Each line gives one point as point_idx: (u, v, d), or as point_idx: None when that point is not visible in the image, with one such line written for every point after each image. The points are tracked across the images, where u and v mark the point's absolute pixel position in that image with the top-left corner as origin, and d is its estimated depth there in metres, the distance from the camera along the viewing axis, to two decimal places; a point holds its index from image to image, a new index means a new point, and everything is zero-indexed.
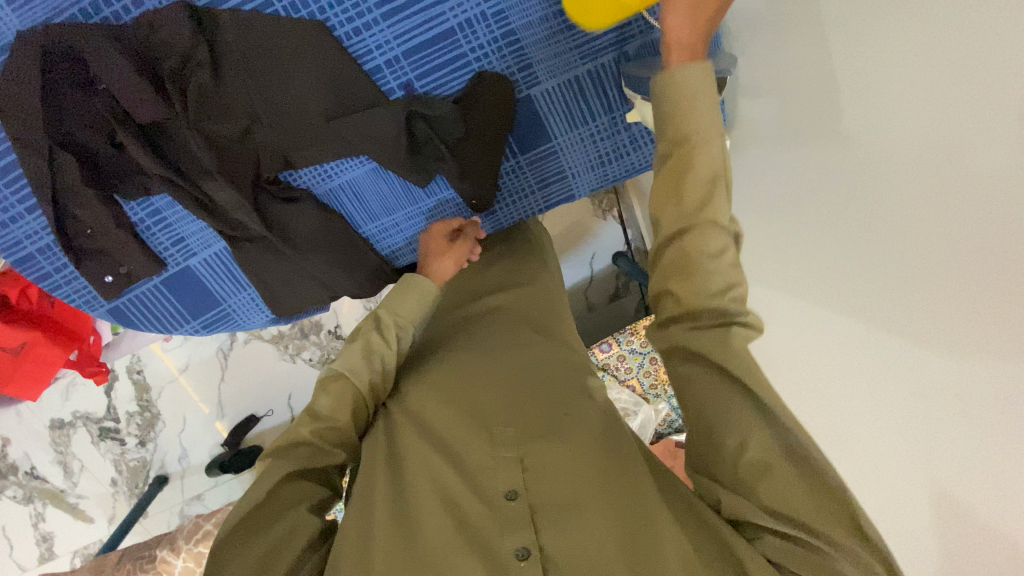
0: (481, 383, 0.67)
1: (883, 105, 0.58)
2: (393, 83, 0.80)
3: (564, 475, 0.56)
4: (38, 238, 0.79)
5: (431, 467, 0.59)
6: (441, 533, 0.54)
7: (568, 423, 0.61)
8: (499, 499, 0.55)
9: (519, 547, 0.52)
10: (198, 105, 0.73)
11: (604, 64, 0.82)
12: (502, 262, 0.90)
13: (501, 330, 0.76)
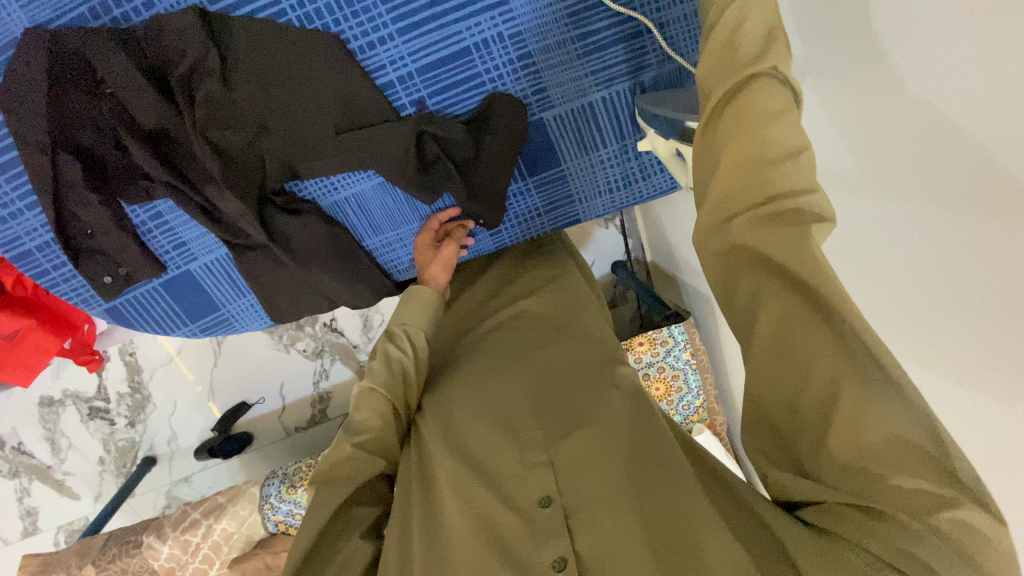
0: (509, 395, 0.72)
1: None
2: (405, 99, 0.79)
3: (591, 481, 0.60)
4: (38, 235, 0.79)
5: (463, 483, 0.64)
6: (473, 544, 0.59)
7: (592, 421, 0.65)
8: (533, 508, 0.60)
9: (555, 558, 0.56)
10: (206, 113, 0.72)
11: (619, 91, 0.81)
12: (522, 276, 0.95)
13: (519, 346, 0.79)
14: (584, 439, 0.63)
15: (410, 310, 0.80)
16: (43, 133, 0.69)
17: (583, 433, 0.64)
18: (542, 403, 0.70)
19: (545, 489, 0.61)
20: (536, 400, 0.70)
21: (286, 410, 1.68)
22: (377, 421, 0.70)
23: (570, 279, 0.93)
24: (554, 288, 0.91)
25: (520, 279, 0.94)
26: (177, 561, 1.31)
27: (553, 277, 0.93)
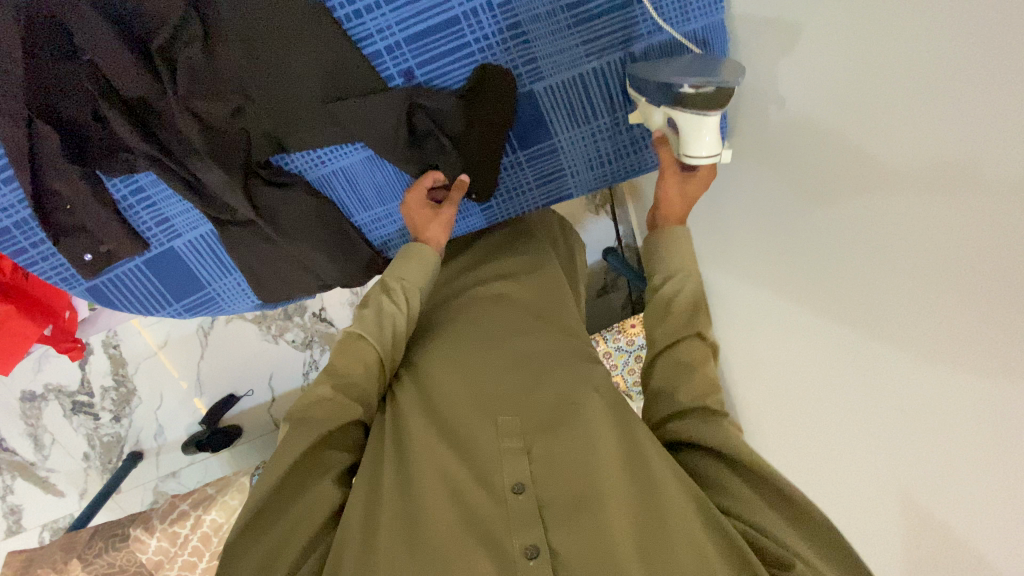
0: (488, 375, 0.71)
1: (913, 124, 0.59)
2: (393, 70, 0.77)
3: (569, 473, 0.62)
4: (15, 212, 0.76)
5: (440, 462, 0.63)
6: (449, 528, 0.59)
7: (574, 416, 0.66)
8: (507, 494, 0.60)
9: (528, 547, 0.57)
10: (189, 82, 0.70)
11: (611, 61, 0.81)
12: (501, 254, 0.93)
13: (499, 324, 0.78)
14: (568, 432, 0.64)
15: (409, 266, 0.78)
16: (21, 103, 0.67)
17: (566, 429, 0.65)
18: (521, 385, 0.69)
19: (520, 476, 0.61)
20: (521, 379, 0.70)
21: (275, 402, 1.64)
22: (360, 365, 0.70)
23: (548, 265, 0.92)
24: (535, 272, 0.89)
25: (499, 259, 0.92)
26: (165, 553, 1.29)
27: (531, 260, 0.92)
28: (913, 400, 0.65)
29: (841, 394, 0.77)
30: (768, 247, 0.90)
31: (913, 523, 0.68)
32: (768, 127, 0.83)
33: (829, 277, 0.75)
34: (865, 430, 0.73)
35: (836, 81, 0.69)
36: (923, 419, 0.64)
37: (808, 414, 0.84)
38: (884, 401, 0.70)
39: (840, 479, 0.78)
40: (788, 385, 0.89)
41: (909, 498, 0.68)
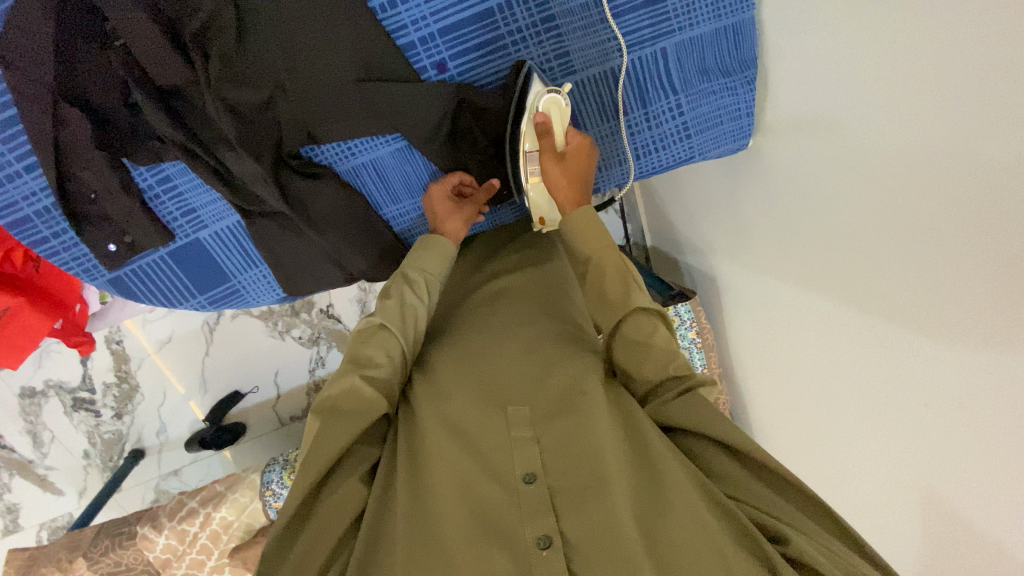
0: (501, 367, 0.71)
1: (954, 118, 0.60)
2: (426, 61, 0.77)
3: (578, 462, 0.61)
4: (37, 200, 0.75)
5: (450, 453, 0.63)
6: (458, 516, 0.58)
7: (581, 403, 0.66)
8: (518, 484, 0.60)
9: (540, 536, 0.57)
10: (222, 71, 0.69)
11: (644, 57, 0.81)
12: (512, 251, 0.92)
13: (511, 317, 0.79)
14: (576, 423, 0.64)
15: (429, 257, 0.79)
16: (46, 90, 0.66)
17: (574, 419, 0.64)
18: (529, 377, 0.70)
19: (531, 466, 0.61)
20: (532, 372, 0.70)
21: (281, 399, 1.62)
22: (385, 355, 0.69)
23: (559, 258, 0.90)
24: (542, 266, 0.89)
25: (508, 255, 0.92)
26: (173, 552, 1.26)
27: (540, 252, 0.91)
28: (969, 396, 0.66)
29: (890, 387, 0.78)
30: (799, 245, 0.90)
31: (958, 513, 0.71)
32: (802, 125, 0.84)
33: (871, 272, 0.76)
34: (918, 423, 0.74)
35: (875, 78, 0.69)
36: (977, 412, 0.65)
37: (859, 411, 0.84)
38: (937, 396, 0.71)
39: (901, 472, 0.80)
40: (842, 383, 0.89)
41: (956, 490, 0.70)
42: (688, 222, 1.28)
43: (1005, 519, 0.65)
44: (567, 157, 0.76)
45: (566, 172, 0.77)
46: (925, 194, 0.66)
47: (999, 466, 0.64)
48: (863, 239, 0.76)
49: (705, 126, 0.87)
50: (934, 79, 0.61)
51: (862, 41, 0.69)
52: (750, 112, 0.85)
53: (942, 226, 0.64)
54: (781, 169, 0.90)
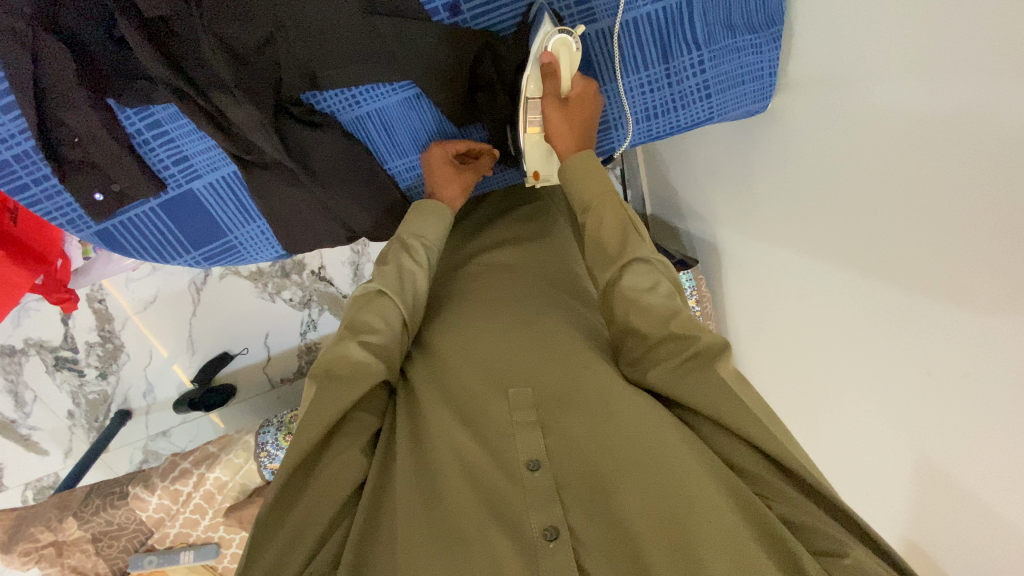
0: (503, 345, 0.68)
1: (993, 79, 0.57)
2: (438, 2, 0.71)
3: (586, 449, 0.57)
4: (15, 143, 0.69)
5: (451, 436, 0.60)
6: (464, 501, 0.55)
7: (586, 379, 0.62)
8: (522, 471, 0.56)
9: (546, 527, 0.53)
10: (215, 3, 0.64)
11: (670, 8, 0.78)
12: (510, 228, 0.91)
13: (513, 288, 0.77)
14: (584, 407, 0.60)
15: (426, 224, 0.77)
16: (22, 20, 0.61)
17: (580, 402, 0.60)
18: (530, 355, 0.66)
19: (535, 452, 0.57)
20: (536, 350, 0.66)
21: (271, 362, 1.59)
22: (382, 322, 0.66)
23: (555, 234, 0.90)
24: (540, 241, 0.88)
25: (505, 226, 0.91)
26: (166, 511, 1.25)
27: (537, 228, 0.91)
28: (975, 365, 0.66)
29: (896, 354, 0.78)
30: (809, 213, 0.88)
31: (957, 476, 0.72)
32: (822, 86, 0.81)
33: (883, 241, 0.75)
34: (923, 389, 0.74)
35: (904, 35, 0.66)
36: (984, 381, 0.65)
37: (863, 379, 0.85)
38: (943, 364, 0.71)
39: (899, 440, 0.80)
40: (839, 354, 0.89)
41: (958, 455, 0.71)
42: (693, 188, 1.24)
43: (1009, 483, 0.65)
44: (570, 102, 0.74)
45: (570, 116, 0.74)
46: (947, 160, 0.63)
47: (1002, 435, 0.64)
48: (879, 207, 0.74)
49: (726, 85, 0.84)
50: (973, 35, 0.58)
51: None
52: (772, 71, 0.84)
53: (966, 194, 0.62)
54: (798, 134, 0.87)
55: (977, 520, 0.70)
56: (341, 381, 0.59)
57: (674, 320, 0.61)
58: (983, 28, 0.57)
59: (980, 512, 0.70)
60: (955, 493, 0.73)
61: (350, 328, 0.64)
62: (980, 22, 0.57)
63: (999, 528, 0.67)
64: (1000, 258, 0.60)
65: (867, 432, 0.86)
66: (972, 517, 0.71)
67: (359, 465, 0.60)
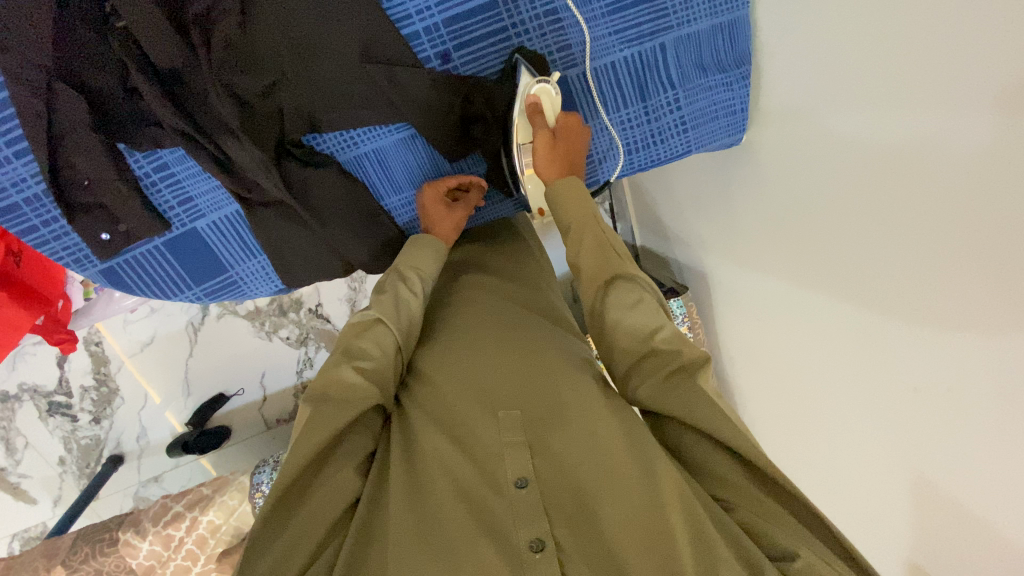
0: (492, 367, 0.69)
1: (945, 107, 0.62)
2: (430, 51, 0.77)
3: (572, 467, 0.58)
4: (26, 186, 0.73)
5: (443, 458, 0.60)
6: (454, 515, 0.56)
7: (574, 402, 0.64)
8: (509, 488, 0.57)
9: (533, 539, 0.54)
10: (225, 57, 0.69)
11: (644, 51, 0.83)
12: (495, 252, 0.93)
13: (503, 313, 0.78)
14: (570, 428, 0.61)
15: (421, 256, 0.80)
16: (41, 70, 0.65)
17: (565, 423, 0.62)
18: (517, 376, 0.67)
19: (523, 470, 0.58)
20: (522, 370, 0.68)
21: (266, 402, 1.58)
22: (377, 348, 0.68)
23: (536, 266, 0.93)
24: (525, 271, 0.90)
25: (496, 249, 0.94)
26: (157, 559, 1.21)
27: (520, 258, 0.93)
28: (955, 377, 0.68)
29: (882, 372, 0.79)
30: (789, 238, 0.91)
31: (954, 493, 0.72)
32: (787, 118, 0.86)
33: (860, 263, 0.78)
34: (911, 405, 0.76)
35: (860, 68, 0.71)
36: (972, 396, 0.67)
37: (853, 398, 0.86)
38: (926, 377, 0.73)
39: (894, 458, 0.81)
40: (828, 373, 0.91)
41: (955, 471, 0.72)
42: (677, 217, 1.29)
43: (1006, 496, 0.65)
44: (560, 134, 0.78)
45: (562, 147, 0.78)
46: (915, 182, 0.67)
47: (993, 448, 0.65)
48: (856, 229, 0.77)
49: (701, 120, 0.90)
50: (923, 71, 0.63)
51: (854, 32, 0.71)
52: (743, 106, 0.90)
53: (937, 216, 0.66)
54: (773, 163, 0.91)
55: (979, 538, 0.70)
56: (338, 406, 0.61)
57: (659, 332, 0.64)
58: (933, 60, 0.62)
59: (978, 529, 0.70)
60: (953, 509, 0.73)
61: (345, 355, 0.65)
62: (929, 57, 0.62)
63: (1001, 543, 0.67)
64: (976, 270, 0.62)
65: (864, 452, 0.87)
66: (973, 535, 0.71)
67: (354, 484, 0.61)
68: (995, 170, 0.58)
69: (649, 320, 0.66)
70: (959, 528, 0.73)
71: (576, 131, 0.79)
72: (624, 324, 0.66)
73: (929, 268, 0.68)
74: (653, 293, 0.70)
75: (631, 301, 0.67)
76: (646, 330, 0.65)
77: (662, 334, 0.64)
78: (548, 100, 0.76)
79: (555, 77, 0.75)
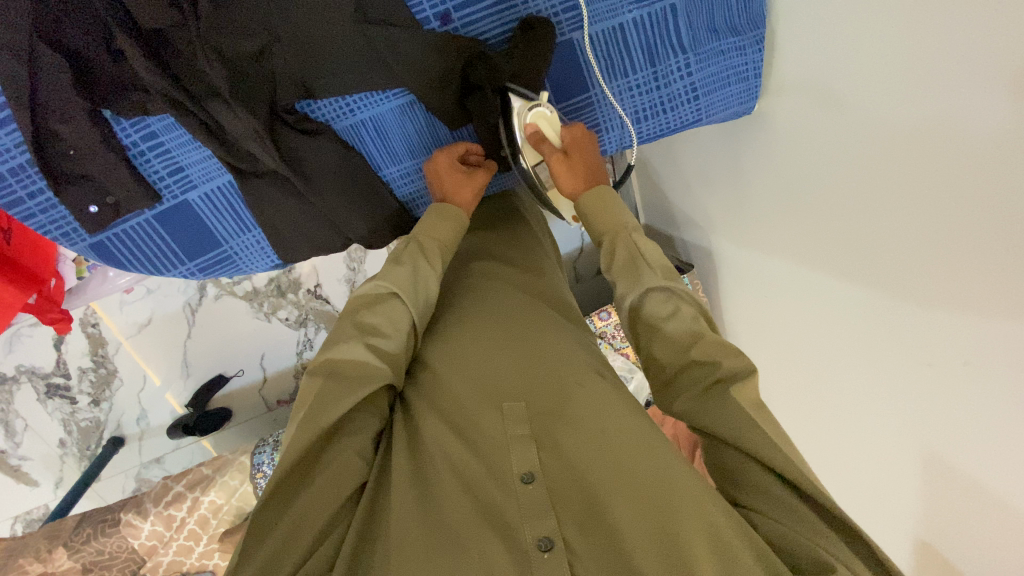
0: (497, 358, 0.67)
1: (974, 63, 0.57)
2: (429, 12, 0.73)
3: (579, 462, 0.56)
4: (10, 156, 0.70)
5: (445, 447, 0.59)
6: (458, 508, 0.54)
7: (581, 396, 0.62)
8: (515, 483, 0.55)
9: (540, 538, 0.52)
10: (213, 17, 0.65)
11: (654, 13, 0.79)
12: (500, 233, 0.90)
13: (512, 301, 0.76)
14: (577, 423, 0.59)
15: (438, 226, 0.76)
16: (19, 31, 0.62)
17: (574, 420, 0.60)
18: (522, 368, 0.65)
19: (529, 465, 0.56)
20: (526, 361, 0.66)
21: (267, 383, 1.56)
22: (390, 326, 0.66)
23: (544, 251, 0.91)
24: (533, 254, 0.88)
25: (501, 229, 0.91)
26: (159, 538, 1.21)
27: (527, 241, 0.90)
28: (970, 354, 0.66)
29: (895, 351, 0.77)
30: (800, 213, 0.88)
31: (966, 476, 0.70)
32: (800, 86, 0.82)
33: (870, 240, 0.75)
34: (925, 385, 0.73)
35: (881, 24, 0.66)
36: (987, 375, 0.64)
37: (862, 378, 0.84)
38: (938, 356, 0.70)
39: (905, 438, 0.79)
40: (836, 353, 0.89)
41: (968, 454, 0.69)
42: (683, 194, 1.25)
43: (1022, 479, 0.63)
44: (573, 150, 0.77)
45: (580, 163, 0.77)
46: (935, 151, 0.64)
47: (1013, 428, 0.63)
48: (867, 202, 0.74)
49: (712, 87, 0.86)
50: (939, 21, 0.60)
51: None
52: (756, 72, 0.85)
53: (959, 186, 0.62)
54: (784, 134, 0.87)
55: (993, 521, 0.68)
56: (341, 385, 0.59)
57: (696, 346, 0.61)
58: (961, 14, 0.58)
59: (991, 511, 0.68)
60: (964, 491, 0.71)
61: (358, 332, 0.64)
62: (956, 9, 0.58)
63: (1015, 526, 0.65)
64: (994, 243, 0.59)
65: (873, 433, 0.85)
66: (986, 518, 0.69)
67: (359, 467, 0.59)
68: None
69: (687, 335, 0.63)
70: (971, 510, 0.71)
71: (583, 139, 0.78)
72: (655, 341, 0.65)
73: (948, 242, 0.65)
74: (689, 295, 0.66)
75: (664, 313, 0.65)
76: (683, 344, 0.63)
77: (700, 345, 0.61)
78: (547, 117, 0.75)
79: (544, 96, 0.74)
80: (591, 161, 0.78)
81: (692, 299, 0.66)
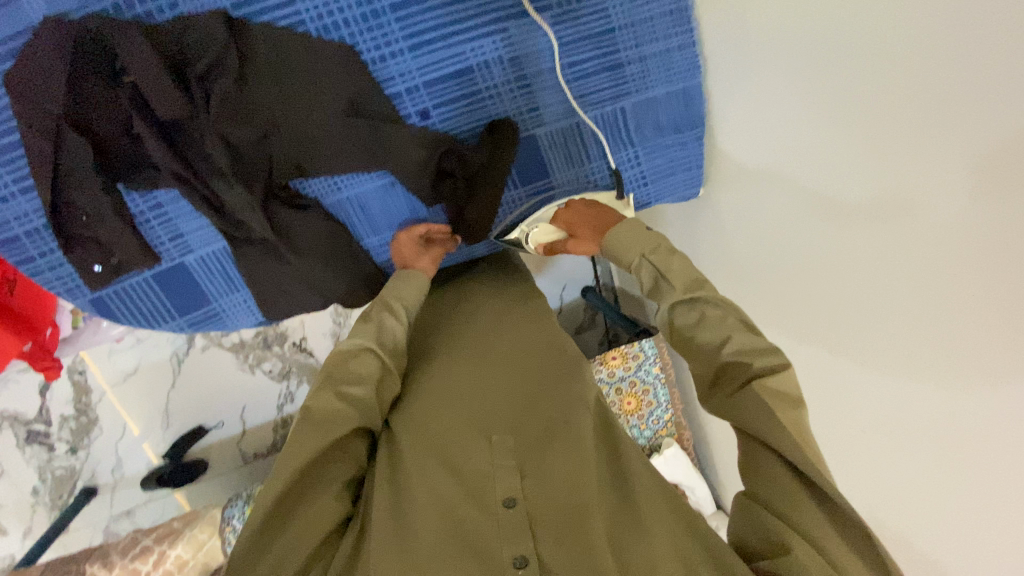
0: (488, 390, 0.73)
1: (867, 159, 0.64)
2: (411, 109, 0.85)
3: (560, 489, 0.63)
4: (28, 221, 0.79)
5: (432, 475, 0.65)
6: (438, 533, 0.60)
7: (565, 429, 0.68)
8: (499, 508, 0.62)
9: (518, 557, 0.59)
10: (222, 110, 0.76)
11: (605, 114, 0.91)
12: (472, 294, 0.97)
13: (507, 332, 0.83)
14: (557, 454, 0.66)
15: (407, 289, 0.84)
16: (52, 119, 0.72)
17: (556, 450, 0.66)
18: (511, 401, 0.72)
19: (512, 491, 0.63)
20: (516, 394, 0.73)
21: (246, 437, 1.57)
22: (364, 377, 0.71)
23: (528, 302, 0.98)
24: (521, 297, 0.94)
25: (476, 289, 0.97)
26: None
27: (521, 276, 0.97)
28: (893, 420, 0.71)
29: (836, 416, 0.81)
30: (746, 285, 0.96)
31: (911, 538, 0.73)
32: (735, 174, 0.92)
33: (801, 314, 0.82)
34: (866, 448, 0.78)
35: (790, 125, 0.76)
36: (910, 439, 0.70)
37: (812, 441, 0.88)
38: (872, 422, 0.75)
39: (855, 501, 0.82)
40: None
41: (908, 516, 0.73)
42: None
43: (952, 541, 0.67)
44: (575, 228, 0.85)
45: (590, 230, 0.83)
46: (849, 234, 0.70)
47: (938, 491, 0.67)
48: (796, 278, 0.82)
49: (659, 176, 0.98)
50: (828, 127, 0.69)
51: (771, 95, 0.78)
52: (698, 164, 0.97)
53: (863, 266, 0.69)
54: (728, 214, 0.96)
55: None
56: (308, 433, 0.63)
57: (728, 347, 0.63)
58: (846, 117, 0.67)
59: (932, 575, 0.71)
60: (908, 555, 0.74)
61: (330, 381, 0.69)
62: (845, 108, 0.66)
63: None
64: (899, 318, 0.66)
65: None
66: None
67: (328, 514, 0.63)
68: (904, 213, 0.61)
69: (717, 341, 0.64)
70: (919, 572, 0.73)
71: (569, 213, 0.85)
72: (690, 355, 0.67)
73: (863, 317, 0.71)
74: (718, 298, 0.66)
75: (693, 323, 0.66)
76: (714, 355, 0.64)
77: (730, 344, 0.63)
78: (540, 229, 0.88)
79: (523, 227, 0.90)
80: (595, 217, 0.83)
81: (721, 299, 0.66)
